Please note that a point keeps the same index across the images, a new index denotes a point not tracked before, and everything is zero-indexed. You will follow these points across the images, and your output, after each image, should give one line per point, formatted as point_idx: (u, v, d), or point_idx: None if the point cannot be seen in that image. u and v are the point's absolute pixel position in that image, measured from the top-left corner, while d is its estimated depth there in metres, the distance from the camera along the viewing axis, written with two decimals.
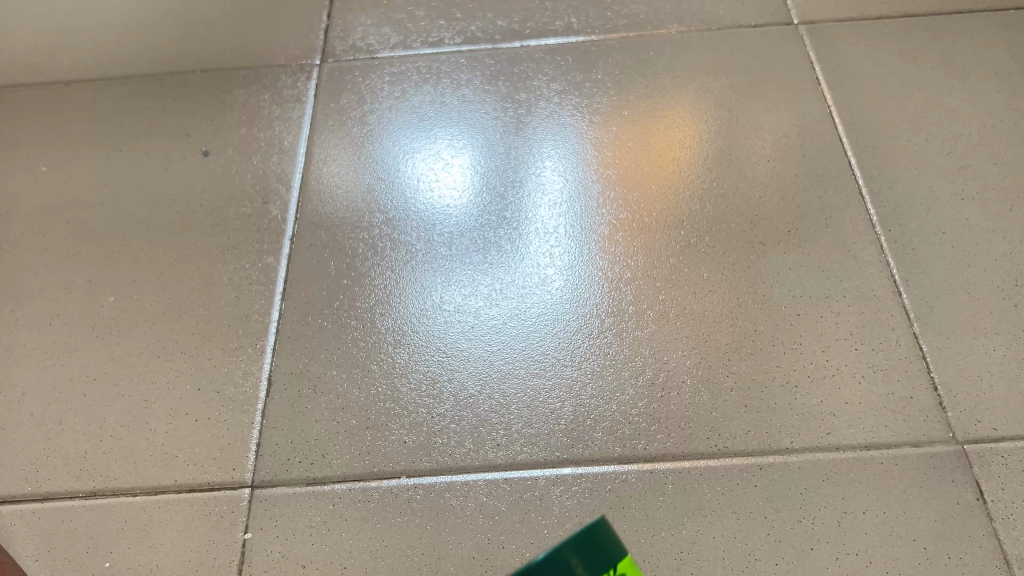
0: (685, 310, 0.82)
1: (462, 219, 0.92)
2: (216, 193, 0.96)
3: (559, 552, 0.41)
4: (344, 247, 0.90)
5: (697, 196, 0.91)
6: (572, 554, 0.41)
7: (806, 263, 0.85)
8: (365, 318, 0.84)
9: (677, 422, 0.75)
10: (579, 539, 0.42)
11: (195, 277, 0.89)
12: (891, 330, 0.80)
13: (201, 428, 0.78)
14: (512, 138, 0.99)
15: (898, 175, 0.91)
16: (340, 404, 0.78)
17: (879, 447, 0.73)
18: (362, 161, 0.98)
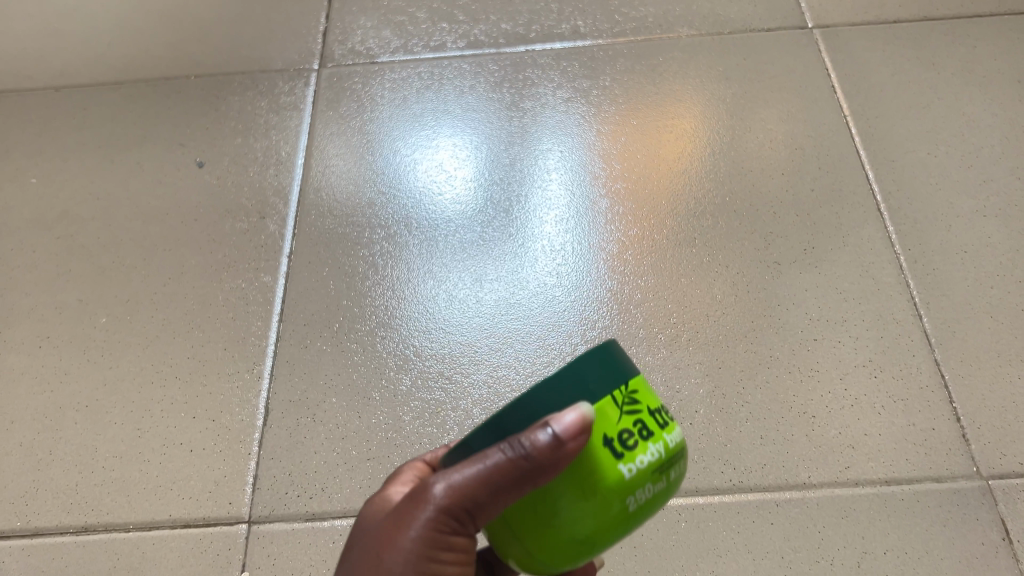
0: (697, 334, 0.79)
1: (465, 236, 0.89)
2: (211, 208, 0.93)
3: (571, 372, 0.40)
4: (344, 266, 0.87)
5: (709, 211, 0.88)
6: (587, 374, 0.40)
7: (823, 285, 0.82)
8: (365, 341, 0.81)
9: (690, 454, 0.72)
10: (594, 359, 0.41)
11: (189, 297, 0.86)
12: (911, 356, 0.77)
13: (195, 459, 0.75)
14: (517, 149, 0.96)
15: (917, 190, 0.88)
16: (341, 434, 0.76)
17: (900, 482, 0.70)
18: (362, 173, 0.95)
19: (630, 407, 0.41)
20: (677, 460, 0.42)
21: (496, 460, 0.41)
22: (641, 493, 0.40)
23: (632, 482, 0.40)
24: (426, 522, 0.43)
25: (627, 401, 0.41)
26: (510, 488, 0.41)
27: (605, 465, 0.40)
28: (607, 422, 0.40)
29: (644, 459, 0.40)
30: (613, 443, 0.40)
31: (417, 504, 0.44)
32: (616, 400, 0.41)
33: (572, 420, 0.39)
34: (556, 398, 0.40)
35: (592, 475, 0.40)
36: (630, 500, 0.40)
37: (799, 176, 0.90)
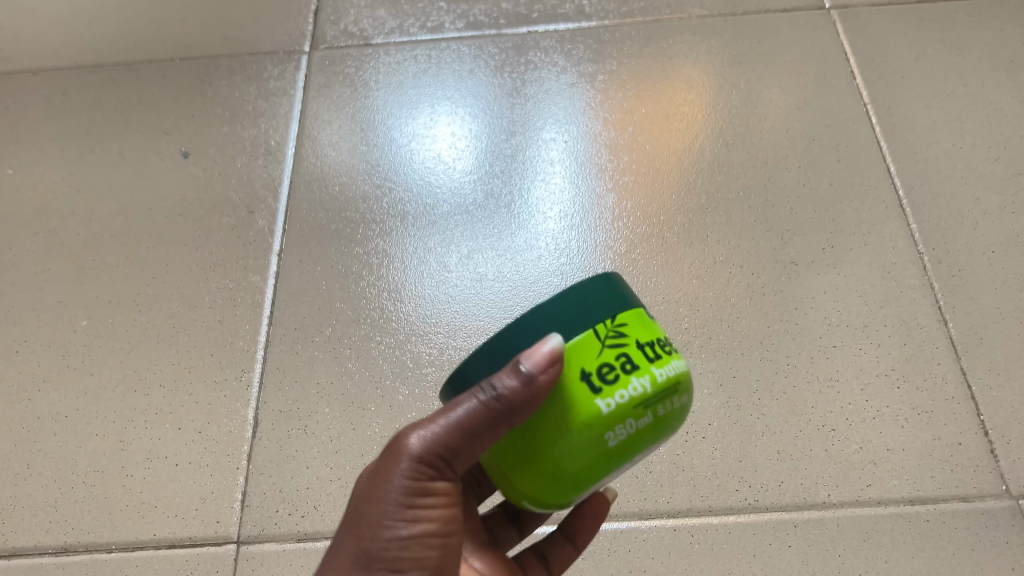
0: (710, 340, 0.75)
1: (464, 233, 0.84)
2: (196, 201, 0.89)
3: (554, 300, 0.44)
4: (337, 265, 0.83)
5: (722, 206, 0.84)
6: (570, 299, 0.44)
7: (842, 287, 0.77)
8: (360, 347, 0.77)
9: (703, 471, 0.68)
10: (579, 290, 0.44)
11: (174, 298, 0.82)
12: (937, 365, 0.73)
13: (181, 474, 0.72)
14: (518, 139, 0.91)
15: (941, 185, 0.83)
16: (334, 447, 0.72)
17: (925, 502, 0.66)
18: (356, 164, 0.90)
19: (613, 341, 0.43)
20: (668, 397, 0.43)
21: (469, 407, 0.44)
22: (621, 429, 0.42)
23: (610, 416, 0.41)
24: (404, 475, 0.45)
25: (610, 336, 0.43)
26: (486, 431, 0.44)
27: (583, 399, 0.42)
28: (586, 356, 0.42)
29: (624, 394, 0.42)
30: (592, 376, 0.42)
31: (392, 462, 0.46)
32: (599, 335, 0.43)
33: (544, 351, 0.42)
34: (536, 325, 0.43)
35: (571, 409, 0.42)
36: (609, 435, 0.42)
37: (816, 169, 0.86)
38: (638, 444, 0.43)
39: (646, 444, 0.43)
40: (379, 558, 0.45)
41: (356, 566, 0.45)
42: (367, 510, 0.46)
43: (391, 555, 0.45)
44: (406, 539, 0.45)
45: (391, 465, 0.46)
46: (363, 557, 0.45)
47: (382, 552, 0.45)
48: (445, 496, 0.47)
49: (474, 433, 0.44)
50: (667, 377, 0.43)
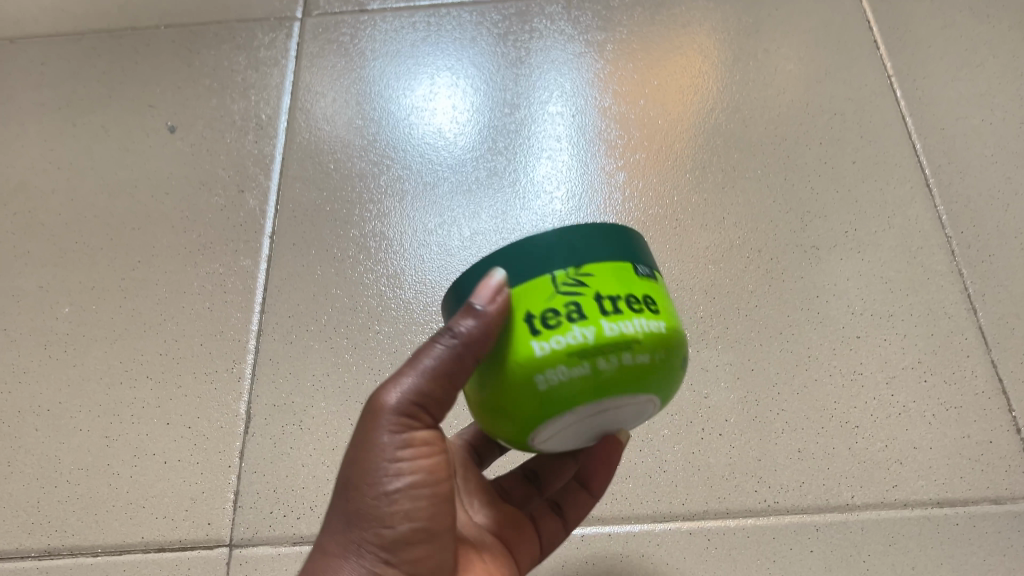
0: (727, 330, 0.71)
1: (466, 214, 0.80)
2: (183, 180, 0.84)
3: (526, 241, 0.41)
4: (332, 249, 0.79)
5: (738, 186, 0.79)
6: (537, 243, 0.41)
7: (866, 273, 0.73)
8: (358, 336, 0.73)
9: (720, 470, 0.65)
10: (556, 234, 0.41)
11: (161, 284, 0.78)
12: (966, 357, 0.69)
13: (169, 472, 0.68)
14: (522, 112, 0.86)
15: (970, 164, 0.79)
16: (331, 444, 0.68)
17: (954, 504, 0.63)
18: (352, 140, 0.86)
19: (567, 288, 0.40)
20: (618, 353, 0.39)
21: (439, 350, 0.42)
22: (552, 374, 0.39)
23: (541, 360, 0.39)
24: (386, 431, 0.43)
25: (568, 285, 0.40)
26: (462, 371, 0.42)
27: (521, 339, 0.40)
28: (535, 298, 0.40)
29: (560, 340, 0.39)
30: (531, 318, 0.40)
31: (370, 420, 0.43)
32: (555, 280, 0.40)
33: (493, 286, 0.41)
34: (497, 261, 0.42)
35: (512, 349, 0.40)
36: (539, 379, 0.39)
37: (838, 146, 0.81)
38: (576, 397, 0.39)
39: (589, 400, 0.40)
40: (374, 517, 0.43)
41: (350, 526, 0.43)
42: (352, 473, 0.44)
43: (383, 513, 0.43)
44: (394, 494, 0.43)
45: (369, 423, 0.43)
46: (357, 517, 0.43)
47: (371, 511, 0.43)
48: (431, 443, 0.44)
49: (449, 375, 0.43)
50: (623, 334, 0.39)
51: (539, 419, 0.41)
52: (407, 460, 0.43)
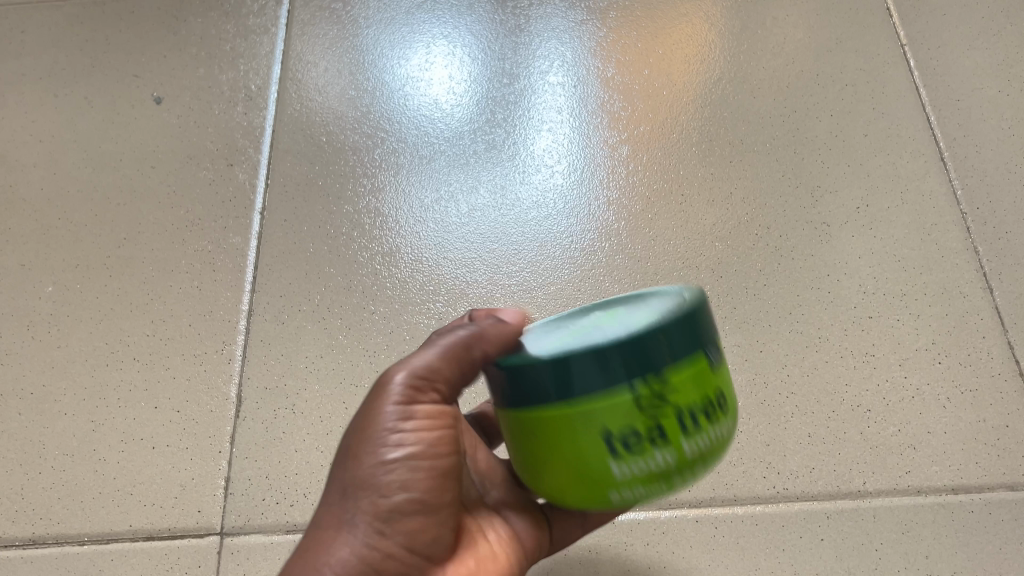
0: (734, 311, 0.69)
1: (464, 189, 0.77)
2: (170, 153, 0.81)
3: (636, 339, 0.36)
4: (325, 226, 0.76)
5: (746, 160, 0.77)
6: (639, 344, 0.36)
7: (878, 251, 0.71)
8: (352, 317, 0.71)
9: (727, 456, 0.63)
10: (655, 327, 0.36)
11: (147, 262, 0.75)
12: (981, 339, 0.67)
13: (158, 458, 0.66)
14: (522, 83, 0.83)
15: (986, 137, 0.76)
16: (325, 428, 0.66)
17: (969, 491, 0.61)
18: (345, 112, 0.83)
19: (652, 407, 0.36)
20: (690, 472, 0.38)
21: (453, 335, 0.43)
22: (629, 492, 0.37)
23: (619, 482, 0.37)
24: (391, 403, 0.42)
25: (653, 400, 0.36)
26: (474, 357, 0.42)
27: (598, 456, 0.36)
28: (613, 418, 0.36)
29: (642, 466, 0.36)
30: (611, 437, 0.36)
31: (378, 393, 0.42)
32: (636, 398, 0.36)
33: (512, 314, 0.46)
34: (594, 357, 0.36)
35: (580, 455, 0.37)
36: (615, 495, 0.38)
37: (849, 118, 0.78)
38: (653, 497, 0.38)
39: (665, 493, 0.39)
40: (368, 483, 0.41)
41: (345, 497, 0.41)
42: (357, 441, 0.42)
43: (380, 481, 0.40)
44: (393, 462, 0.41)
45: (377, 395, 0.42)
46: (353, 483, 0.41)
47: (368, 480, 0.41)
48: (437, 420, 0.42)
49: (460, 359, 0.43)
50: (700, 451, 0.37)
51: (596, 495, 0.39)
52: (411, 431, 0.41)
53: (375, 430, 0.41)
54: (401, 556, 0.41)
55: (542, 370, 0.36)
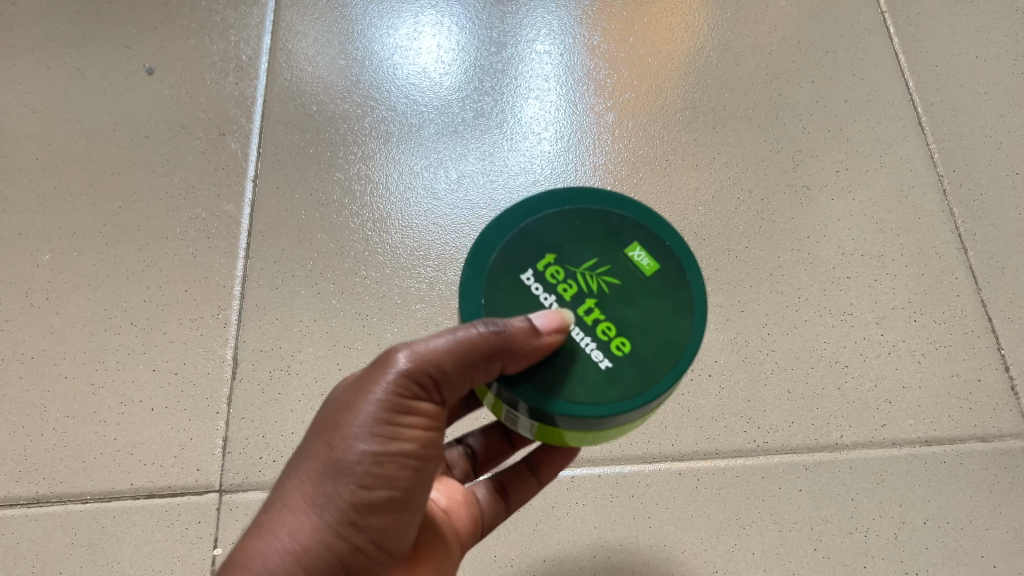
0: (717, 272, 0.71)
1: (453, 156, 0.79)
2: (163, 123, 0.82)
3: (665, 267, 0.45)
4: (317, 194, 0.77)
5: (730, 125, 0.78)
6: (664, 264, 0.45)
7: (857, 213, 0.73)
8: (345, 282, 0.73)
9: (709, 411, 0.65)
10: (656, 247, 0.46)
11: (142, 230, 0.76)
12: (956, 297, 0.69)
13: (157, 419, 0.68)
14: (510, 51, 0.84)
15: (963, 102, 0.78)
16: (320, 389, 0.68)
17: (942, 442, 0.63)
18: (335, 81, 0.84)
19: None
20: None
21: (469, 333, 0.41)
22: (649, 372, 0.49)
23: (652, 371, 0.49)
24: (388, 388, 0.41)
25: None
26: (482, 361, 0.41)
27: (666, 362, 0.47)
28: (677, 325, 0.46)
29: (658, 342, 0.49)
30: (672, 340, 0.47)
31: (376, 373, 0.42)
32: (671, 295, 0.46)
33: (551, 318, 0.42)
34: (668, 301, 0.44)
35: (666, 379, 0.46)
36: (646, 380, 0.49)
37: (830, 85, 0.80)
38: None
39: None
40: (350, 473, 0.40)
41: (325, 476, 0.41)
42: (347, 419, 0.41)
43: (362, 471, 0.40)
44: (379, 456, 0.41)
45: (376, 375, 0.42)
46: (331, 468, 0.41)
47: (353, 465, 0.40)
48: (428, 420, 0.43)
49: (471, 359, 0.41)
50: None
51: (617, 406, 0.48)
52: (403, 427, 0.42)
53: (364, 416, 0.41)
54: (366, 550, 0.41)
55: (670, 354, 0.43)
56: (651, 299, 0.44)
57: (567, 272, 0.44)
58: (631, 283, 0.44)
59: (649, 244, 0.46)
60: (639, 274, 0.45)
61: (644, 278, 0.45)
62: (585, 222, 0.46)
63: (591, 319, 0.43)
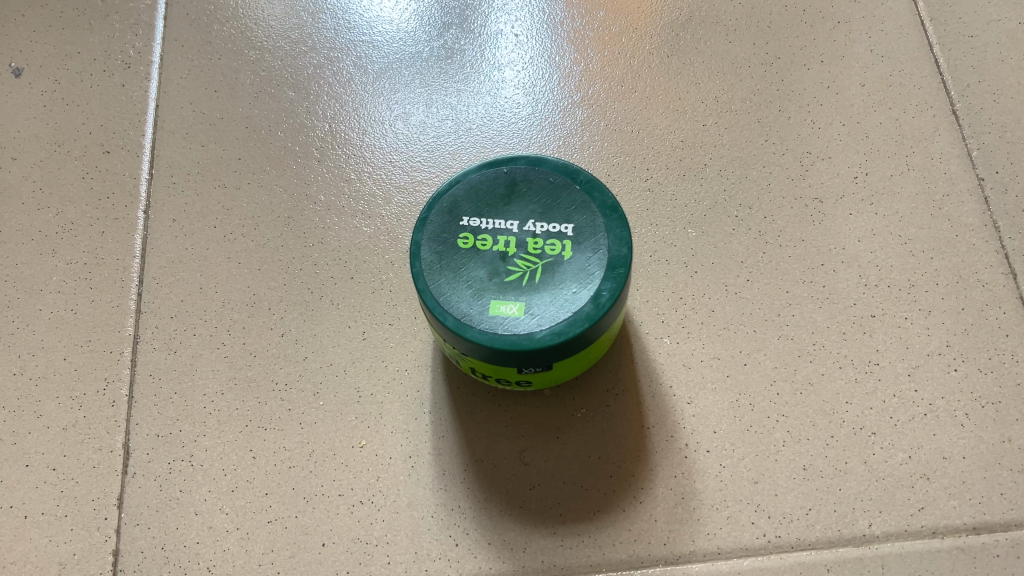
0: (713, 314, 0.58)
1: (388, 168, 0.65)
2: (33, 139, 0.67)
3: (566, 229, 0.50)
4: (223, 224, 0.63)
5: (724, 122, 0.65)
6: (546, 235, 0.50)
7: (881, 231, 0.60)
8: (260, 340, 0.59)
9: (708, 498, 0.53)
10: (548, 237, 0.50)
11: (9, 280, 0.62)
12: (1004, 337, 0.56)
13: (31, 531, 0.55)
14: (455, 33, 0.70)
15: (1005, 81, 0.65)
16: (230, 483, 0.55)
17: (995, 530, 0.51)
18: (243, 78, 0.69)
19: (531, 246, 0.50)
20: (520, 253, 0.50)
21: None
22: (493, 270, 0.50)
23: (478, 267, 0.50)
24: None
25: (535, 248, 0.50)
26: None
27: (503, 257, 0.50)
28: (512, 277, 0.49)
29: (492, 250, 0.50)
30: (502, 251, 0.50)
31: None
32: (538, 248, 0.50)
33: None
34: (564, 219, 0.51)
35: (503, 292, 0.49)
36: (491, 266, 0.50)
37: (843, 65, 0.67)
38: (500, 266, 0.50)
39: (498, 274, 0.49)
40: None
41: None
42: None
43: None
44: None
45: None
46: None
47: None
48: None
49: None
50: (522, 254, 0.50)
51: (498, 301, 0.49)
52: None
53: None
54: None
55: (556, 253, 0.50)
56: (555, 234, 0.50)
57: (518, 232, 0.51)
58: (552, 240, 0.50)
59: (577, 239, 0.50)
60: (548, 243, 0.50)
61: (555, 244, 0.50)
62: (525, 212, 0.51)
63: (532, 240, 0.50)
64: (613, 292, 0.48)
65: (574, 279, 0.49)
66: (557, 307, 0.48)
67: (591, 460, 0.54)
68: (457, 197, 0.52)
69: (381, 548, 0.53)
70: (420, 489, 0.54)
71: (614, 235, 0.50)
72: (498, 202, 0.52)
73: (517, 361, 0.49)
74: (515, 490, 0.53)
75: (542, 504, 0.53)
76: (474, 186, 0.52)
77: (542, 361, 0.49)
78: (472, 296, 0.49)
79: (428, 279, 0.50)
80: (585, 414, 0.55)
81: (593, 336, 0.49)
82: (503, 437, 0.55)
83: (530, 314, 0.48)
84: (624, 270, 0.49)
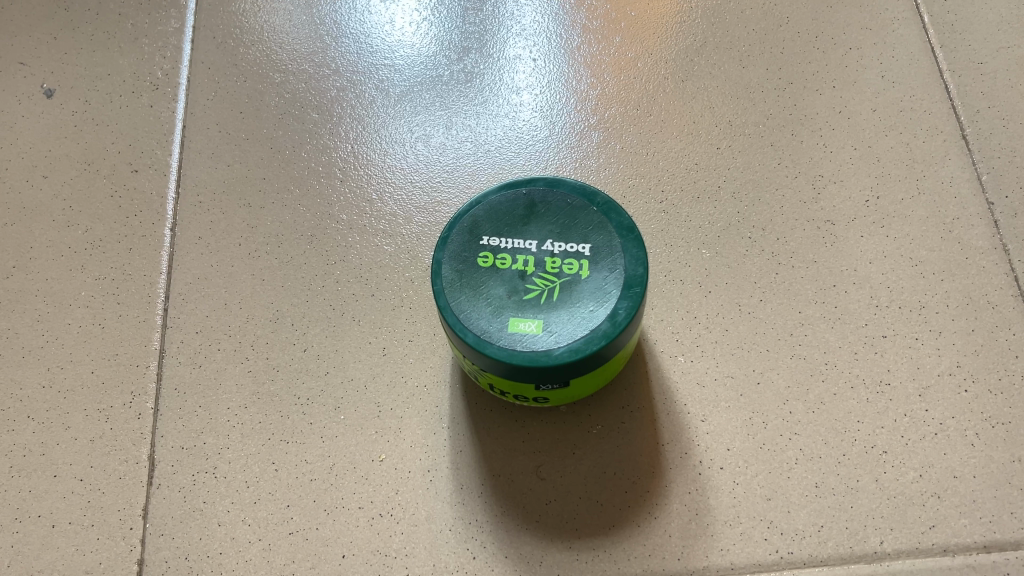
0: (727, 334, 0.59)
1: (409, 188, 0.66)
2: (64, 158, 0.69)
3: (585, 248, 0.51)
4: (246, 242, 0.65)
5: (737, 145, 0.66)
6: (565, 253, 0.51)
7: (892, 254, 0.61)
8: (282, 355, 0.61)
9: (722, 514, 0.54)
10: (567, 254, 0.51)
11: (39, 295, 0.64)
12: (1014, 358, 0.57)
13: (58, 539, 0.56)
14: (474, 57, 0.72)
15: (1015, 107, 0.66)
16: (253, 495, 0.56)
17: (1005, 548, 0.51)
18: (268, 100, 0.71)
19: (551, 264, 0.51)
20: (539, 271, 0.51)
21: None
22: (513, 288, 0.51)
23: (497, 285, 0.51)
24: None
25: (552, 266, 0.51)
26: None
27: (522, 274, 0.51)
28: (532, 294, 0.50)
29: (511, 267, 0.52)
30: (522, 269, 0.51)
31: None
32: (557, 266, 0.51)
33: None
34: (581, 239, 0.52)
35: (522, 309, 0.50)
36: (511, 283, 0.51)
37: (854, 90, 0.68)
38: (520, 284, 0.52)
39: (518, 292, 0.51)
40: None
41: None
42: None
43: None
44: None
45: None
46: None
47: None
48: None
49: None
50: (540, 272, 0.51)
51: (517, 317, 0.50)
52: None
53: None
54: None
55: (574, 273, 0.51)
56: (575, 252, 0.51)
57: (538, 250, 0.52)
58: (570, 258, 0.51)
59: (595, 258, 0.51)
60: (567, 263, 0.51)
61: (573, 262, 0.51)
62: (543, 233, 0.52)
63: (551, 258, 0.51)
64: (629, 311, 0.50)
65: (591, 298, 0.50)
66: (575, 325, 0.49)
67: (607, 475, 0.55)
68: (477, 218, 0.53)
69: (400, 560, 0.54)
70: (438, 502, 0.55)
71: (631, 255, 0.51)
72: (519, 222, 0.53)
73: (536, 377, 0.50)
74: (531, 505, 0.54)
75: (558, 519, 0.54)
76: (494, 207, 0.54)
77: (560, 377, 0.50)
78: (492, 314, 0.50)
79: (449, 296, 0.51)
80: (601, 430, 0.56)
81: (610, 354, 0.50)
82: (520, 452, 0.56)
83: (549, 332, 0.49)
84: (640, 289, 0.50)
